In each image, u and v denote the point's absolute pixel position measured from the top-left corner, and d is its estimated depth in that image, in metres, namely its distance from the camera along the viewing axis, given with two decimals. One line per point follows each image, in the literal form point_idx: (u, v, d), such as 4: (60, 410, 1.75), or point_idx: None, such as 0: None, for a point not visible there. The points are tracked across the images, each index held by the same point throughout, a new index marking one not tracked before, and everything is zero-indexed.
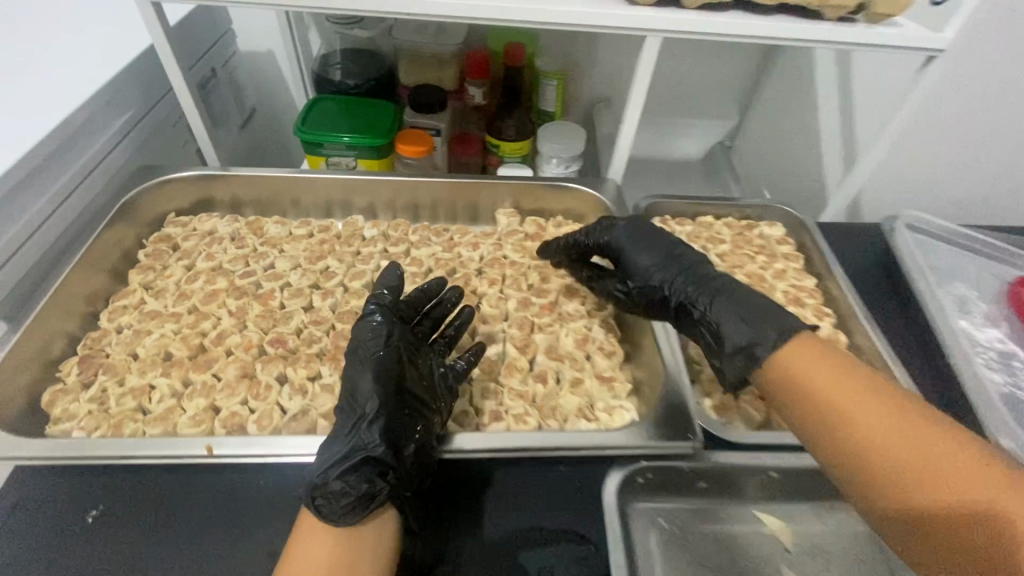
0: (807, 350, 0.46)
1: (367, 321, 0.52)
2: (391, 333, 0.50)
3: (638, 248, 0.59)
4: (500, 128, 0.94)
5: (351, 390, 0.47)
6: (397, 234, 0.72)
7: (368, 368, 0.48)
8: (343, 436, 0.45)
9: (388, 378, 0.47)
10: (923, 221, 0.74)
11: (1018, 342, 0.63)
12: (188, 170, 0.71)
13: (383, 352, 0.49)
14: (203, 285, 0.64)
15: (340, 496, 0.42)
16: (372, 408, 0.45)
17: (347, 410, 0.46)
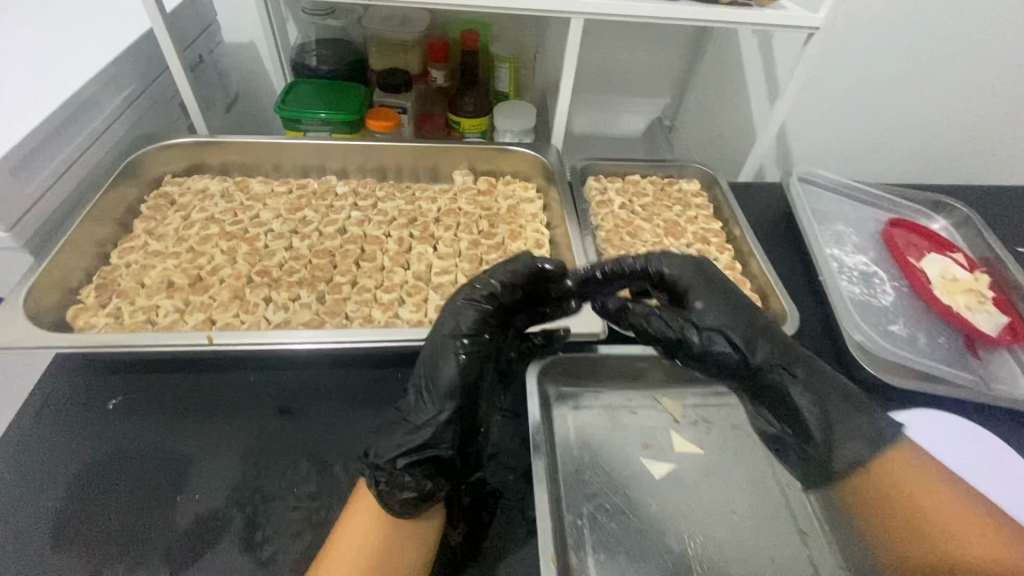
0: (920, 467, 0.49)
1: (464, 312, 0.50)
2: (479, 332, 0.50)
3: (714, 300, 0.52)
4: (459, 105, 1.05)
5: (431, 377, 0.49)
6: (365, 190, 0.84)
7: (449, 358, 0.48)
8: (416, 422, 0.48)
9: (468, 379, 0.48)
10: (813, 175, 0.89)
11: (879, 265, 0.76)
12: (183, 138, 0.82)
13: (464, 350, 0.49)
14: (198, 231, 0.75)
15: (404, 489, 0.47)
16: (448, 408, 0.47)
17: (425, 395, 0.49)
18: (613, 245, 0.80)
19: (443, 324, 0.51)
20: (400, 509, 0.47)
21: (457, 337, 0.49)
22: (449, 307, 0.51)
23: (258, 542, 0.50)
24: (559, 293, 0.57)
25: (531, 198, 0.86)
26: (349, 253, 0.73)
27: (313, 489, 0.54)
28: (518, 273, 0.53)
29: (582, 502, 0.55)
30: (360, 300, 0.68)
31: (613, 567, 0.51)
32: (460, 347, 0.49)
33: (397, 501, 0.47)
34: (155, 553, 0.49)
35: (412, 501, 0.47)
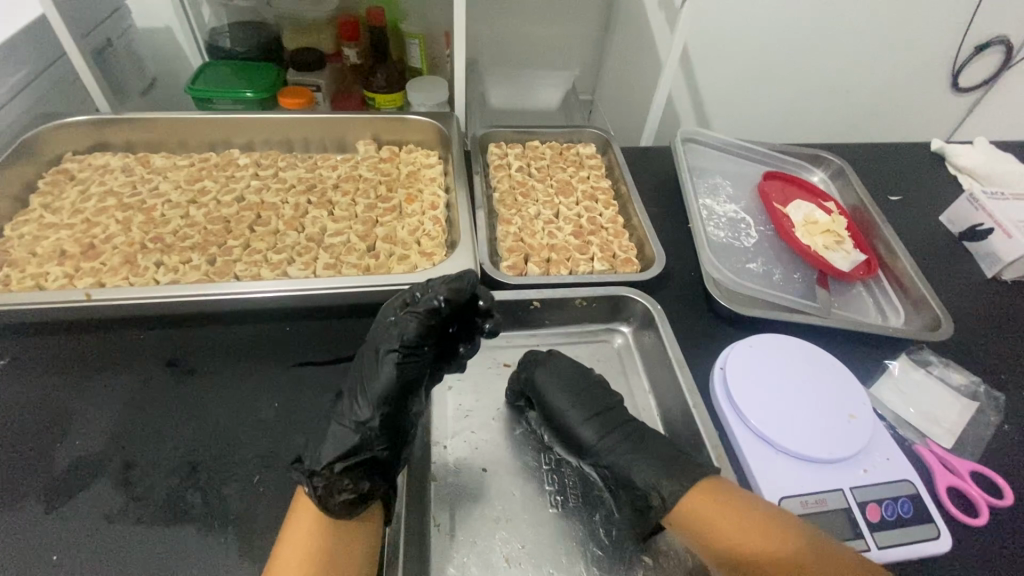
0: (719, 506, 0.46)
1: (396, 324, 0.51)
2: (410, 345, 0.50)
3: (557, 389, 0.56)
4: (372, 81, 1.08)
5: (364, 380, 0.50)
6: (268, 161, 0.87)
7: (376, 369, 0.50)
8: (349, 423, 0.48)
9: (395, 389, 0.49)
10: (699, 134, 0.95)
11: (747, 213, 0.84)
12: (80, 116, 0.83)
13: (390, 361, 0.50)
14: (94, 204, 0.77)
15: (342, 491, 0.46)
16: (376, 412, 0.48)
17: (357, 397, 0.50)
18: (505, 205, 0.84)
19: (378, 335, 0.52)
20: (338, 509, 0.45)
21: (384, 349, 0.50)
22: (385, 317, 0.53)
23: (132, 479, 0.53)
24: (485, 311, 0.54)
25: (432, 163, 0.90)
26: (244, 218, 0.76)
27: (191, 431, 0.58)
28: (442, 296, 0.51)
29: (449, 428, 0.60)
30: (249, 261, 0.71)
31: (470, 482, 0.56)
32: (387, 359, 0.50)
33: (336, 504, 0.45)
34: (30, 493, 0.52)
35: (350, 503, 0.46)
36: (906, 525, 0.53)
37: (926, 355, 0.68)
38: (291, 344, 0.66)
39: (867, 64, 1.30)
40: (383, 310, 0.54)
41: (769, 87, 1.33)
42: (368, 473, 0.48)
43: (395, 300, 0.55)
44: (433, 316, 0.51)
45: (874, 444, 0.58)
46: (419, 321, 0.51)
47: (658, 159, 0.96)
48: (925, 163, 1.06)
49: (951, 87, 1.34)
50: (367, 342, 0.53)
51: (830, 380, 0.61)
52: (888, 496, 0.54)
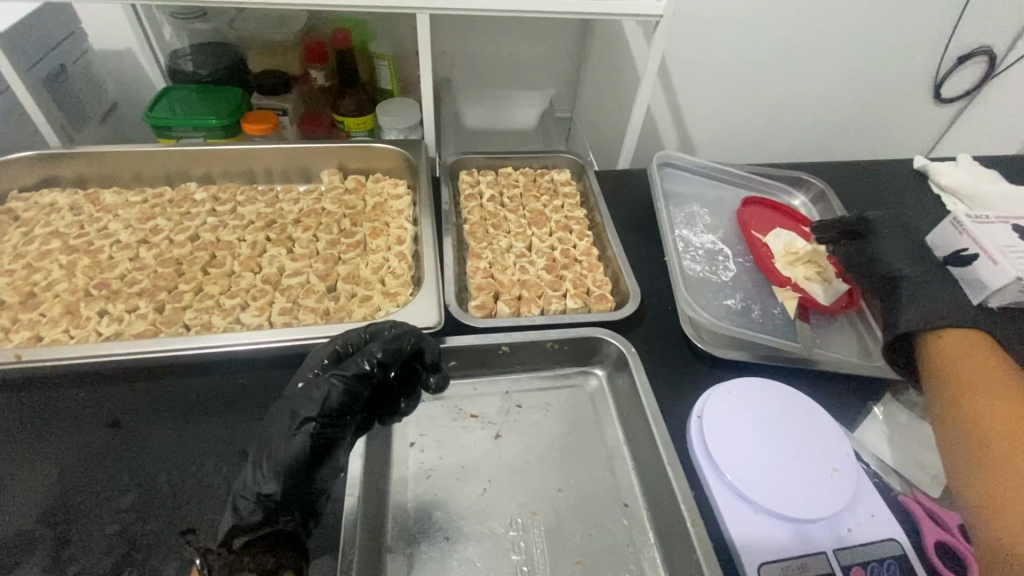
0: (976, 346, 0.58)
1: (318, 385, 0.45)
2: (331, 410, 0.45)
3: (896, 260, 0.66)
4: (339, 105, 1.04)
5: (269, 445, 0.44)
6: (225, 195, 0.83)
7: (284, 435, 0.44)
8: (247, 496, 0.44)
9: (305, 459, 0.44)
10: (676, 158, 0.92)
11: (725, 243, 0.82)
12: (25, 151, 0.79)
13: (303, 428, 0.44)
14: (38, 246, 0.73)
15: (242, 570, 0.42)
16: (280, 485, 0.43)
17: (260, 462, 0.44)
18: (475, 237, 0.80)
19: (294, 393, 0.46)
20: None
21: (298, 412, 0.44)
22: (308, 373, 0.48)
23: (63, 561, 0.49)
24: (429, 361, 0.52)
25: (400, 194, 0.86)
26: (197, 259, 0.73)
27: (131, 503, 0.53)
28: (376, 354, 0.48)
29: (410, 490, 0.56)
30: (200, 307, 0.67)
31: (430, 552, 0.52)
32: (302, 426, 0.44)
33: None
34: None
35: None
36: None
37: (911, 394, 0.66)
38: (237, 401, 0.60)
39: (848, 77, 1.28)
40: (308, 361, 0.49)
41: (750, 101, 1.31)
42: (275, 546, 0.44)
43: (320, 352, 0.50)
44: (365, 379, 0.47)
45: (858, 499, 0.55)
46: (344, 384, 0.45)
47: (635, 183, 0.92)
48: (908, 181, 1.04)
49: (933, 98, 1.33)
50: (281, 397, 0.47)
51: (810, 430, 0.59)
52: (874, 558, 0.51)
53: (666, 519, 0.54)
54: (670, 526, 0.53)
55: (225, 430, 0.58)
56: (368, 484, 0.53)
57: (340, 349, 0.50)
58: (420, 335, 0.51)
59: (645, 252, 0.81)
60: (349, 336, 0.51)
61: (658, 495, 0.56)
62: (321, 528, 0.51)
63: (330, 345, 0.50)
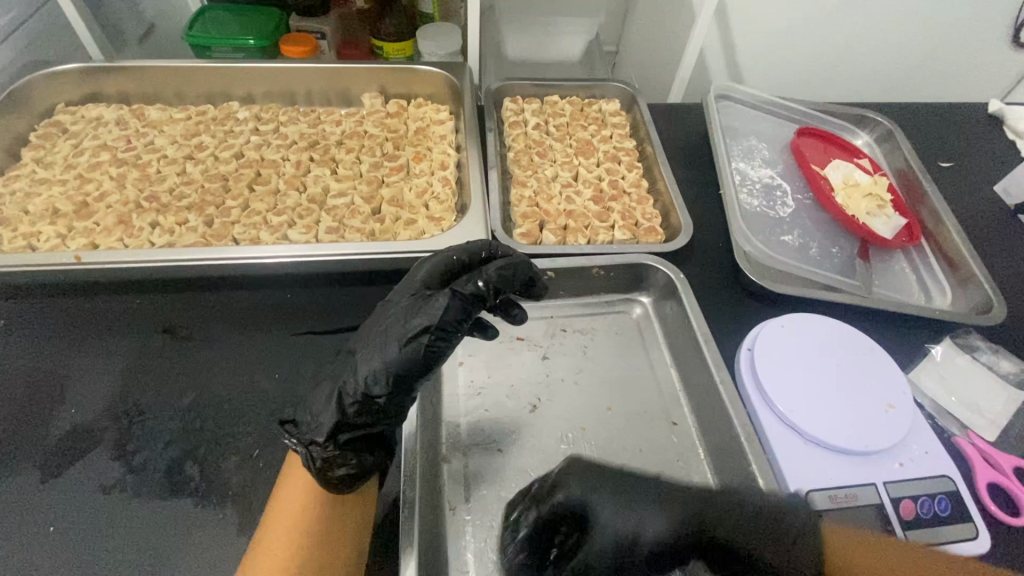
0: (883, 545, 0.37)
1: (437, 299, 0.44)
2: (446, 326, 0.44)
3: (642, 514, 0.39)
4: (380, 27, 0.99)
5: (378, 348, 0.43)
6: (267, 115, 0.81)
7: (397, 341, 0.43)
8: (352, 395, 0.43)
9: (416, 369, 0.43)
10: (733, 90, 0.87)
11: (784, 178, 0.78)
12: (70, 63, 0.78)
13: (420, 339, 0.43)
14: (88, 159, 0.73)
15: (344, 465, 0.44)
16: (387, 392, 0.43)
17: (367, 363, 0.43)
18: (520, 165, 0.78)
19: (409, 303, 0.45)
20: (341, 484, 0.45)
21: (415, 323, 0.43)
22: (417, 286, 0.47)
23: (129, 451, 0.51)
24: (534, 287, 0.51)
25: (442, 119, 0.83)
26: (242, 176, 0.73)
27: (187, 402, 0.55)
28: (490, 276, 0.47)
29: (460, 407, 0.57)
30: (248, 223, 0.67)
31: (481, 463, 0.53)
32: (419, 336, 0.43)
33: (336, 478, 0.44)
34: (27, 461, 0.50)
35: (352, 477, 0.45)
36: (943, 525, 0.49)
37: (974, 340, 0.63)
38: (288, 316, 0.62)
39: (919, 15, 1.17)
40: (415, 275, 0.49)
41: (812, 38, 1.22)
42: (368, 447, 0.46)
43: (425, 270, 0.49)
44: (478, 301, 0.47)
45: (912, 435, 0.54)
46: (462, 302, 0.45)
47: (688, 117, 0.88)
48: (978, 127, 0.97)
49: (1010, 42, 1.21)
50: (391, 305, 0.47)
51: (869, 364, 0.57)
52: (926, 493, 0.50)
53: (717, 441, 0.54)
54: (721, 448, 0.53)
55: (275, 345, 0.60)
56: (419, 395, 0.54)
57: (444, 270, 0.50)
58: (529, 266, 0.51)
59: (698, 187, 0.77)
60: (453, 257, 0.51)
61: (708, 422, 0.55)
62: None
63: (435, 263, 0.50)
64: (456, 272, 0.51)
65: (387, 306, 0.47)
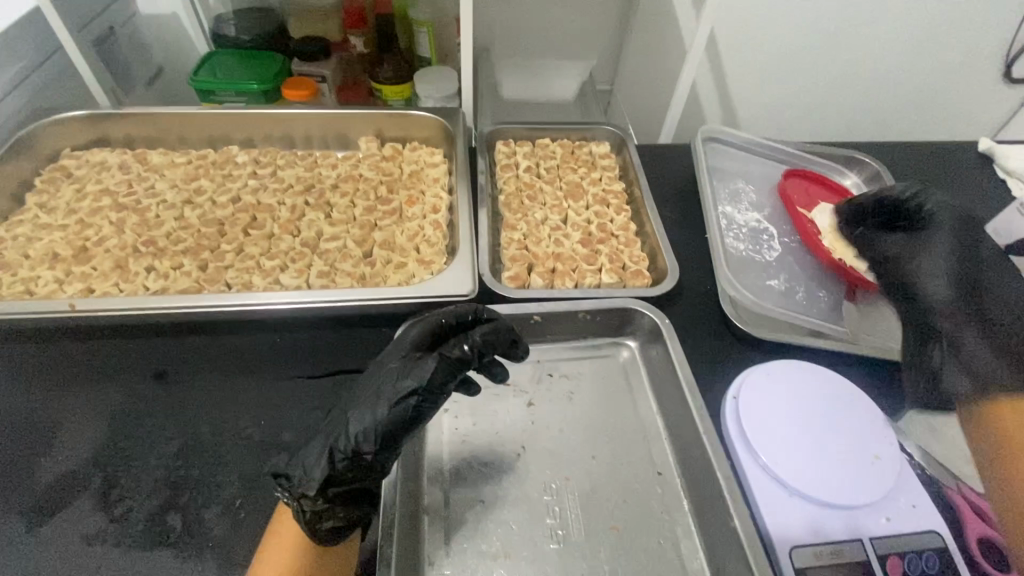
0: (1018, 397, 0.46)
1: (425, 361, 0.46)
2: (434, 388, 0.45)
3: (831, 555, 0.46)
4: (378, 71, 1.03)
5: (369, 406, 0.44)
6: (266, 159, 0.84)
7: (386, 399, 0.44)
8: (343, 451, 0.44)
9: (403, 427, 0.44)
10: (721, 133, 0.88)
11: (770, 221, 0.79)
12: (77, 111, 0.81)
13: (408, 399, 0.44)
14: (89, 204, 0.75)
15: (330, 518, 0.47)
16: (376, 449, 0.44)
17: (359, 421, 0.44)
18: (510, 208, 0.79)
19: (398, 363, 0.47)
20: (325, 535, 0.47)
21: (404, 384, 0.44)
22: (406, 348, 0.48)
23: (112, 500, 0.52)
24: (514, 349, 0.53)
25: (435, 162, 0.85)
26: (238, 221, 0.74)
27: (174, 448, 0.55)
28: (475, 341, 0.49)
29: (444, 455, 0.57)
30: (241, 267, 0.69)
31: (465, 513, 0.53)
32: (406, 397, 0.44)
33: (323, 529, 0.47)
34: (11, 510, 0.51)
35: (337, 527, 0.47)
36: None
37: None
38: (278, 361, 0.62)
39: (909, 55, 1.19)
40: (406, 336, 0.50)
41: (802, 78, 1.24)
42: (353, 499, 0.48)
43: (417, 330, 0.50)
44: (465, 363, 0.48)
45: (900, 488, 0.53)
46: (447, 364, 0.46)
47: (676, 160, 0.89)
48: (968, 166, 0.98)
49: (1002, 79, 1.23)
50: (382, 366, 0.48)
51: (856, 411, 0.57)
52: (913, 549, 0.49)
53: (702, 490, 0.54)
54: (707, 497, 0.53)
55: (263, 390, 0.60)
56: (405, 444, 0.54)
57: (433, 332, 0.51)
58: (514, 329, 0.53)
59: (686, 229, 0.78)
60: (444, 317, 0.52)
61: (694, 472, 0.55)
62: None
63: (425, 323, 0.51)
64: (444, 332, 0.52)
65: (379, 366, 0.48)
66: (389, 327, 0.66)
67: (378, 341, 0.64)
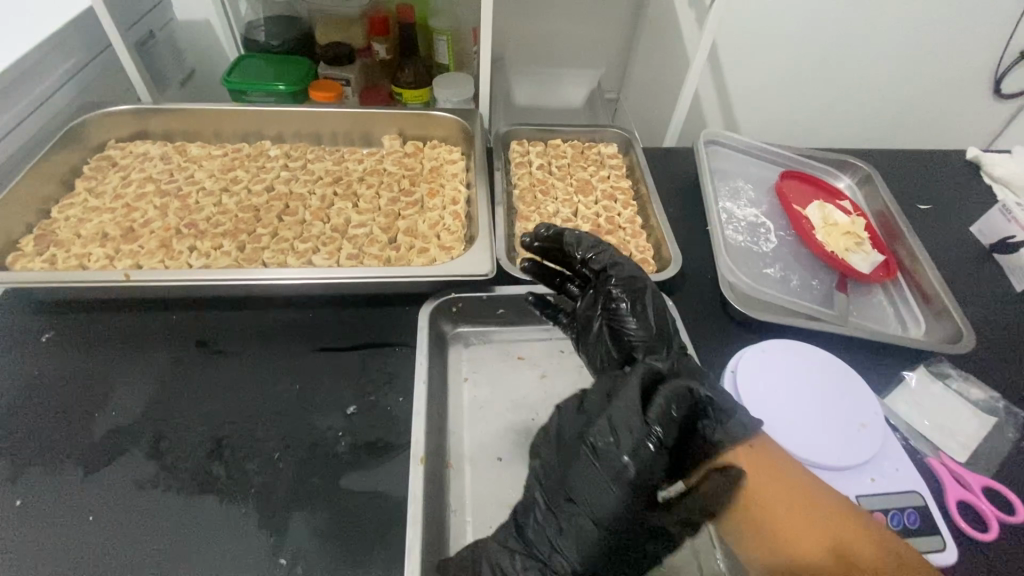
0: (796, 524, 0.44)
1: (651, 459, 0.40)
2: (647, 472, 0.40)
3: None
4: (400, 75, 1.09)
5: (590, 498, 0.40)
6: (297, 153, 0.90)
7: (605, 532, 0.40)
8: (562, 544, 0.40)
9: (616, 552, 0.40)
10: (721, 136, 0.94)
11: (767, 217, 0.84)
12: (123, 106, 0.87)
13: (626, 519, 0.39)
14: (134, 190, 0.81)
15: None
16: (599, 547, 0.40)
17: (580, 515, 0.40)
18: (524, 202, 0.85)
19: (603, 451, 0.41)
20: None
21: (622, 500, 0.39)
22: (624, 442, 0.40)
23: (161, 451, 0.56)
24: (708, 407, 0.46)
25: (455, 159, 0.91)
26: (272, 208, 0.80)
27: (217, 408, 0.60)
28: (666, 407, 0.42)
29: (464, 420, 0.62)
30: (276, 248, 0.74)
31: (485, 471, 0.58)
32: (624, 517, 0.39)
33: None
34: (70, 458, 0.56)
35: None
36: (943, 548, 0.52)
37: (945, 368, 0.67)
38: (312, 334, 0.68)
39: (903, 67, 1.26)
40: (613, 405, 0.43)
41: (800, 90, 1.31)
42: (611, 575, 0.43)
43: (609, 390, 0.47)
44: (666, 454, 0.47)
45: (884, 454, 0.58)
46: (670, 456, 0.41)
47: (679, 161, 0.96)
48: (957, 172, 1.03)
49: (991, 93, 1.29)
50: (589, 453, 0.41)
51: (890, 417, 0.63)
52: (896, 506, 0.54)
53: None
54: None
55: (298, 358, 0.65)
56: (431, 408, 0.59)
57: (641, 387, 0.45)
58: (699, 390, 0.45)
59: (688, 224, 0.84)
60: (648, 375, 0.46)
61: None
62: (393, 438, 0.59)
63: (634, 403, 0.42)
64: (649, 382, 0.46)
65: (579, 445, 0.43)
66: (413, 307, 0.71)
67: (403, 318, 0.70)
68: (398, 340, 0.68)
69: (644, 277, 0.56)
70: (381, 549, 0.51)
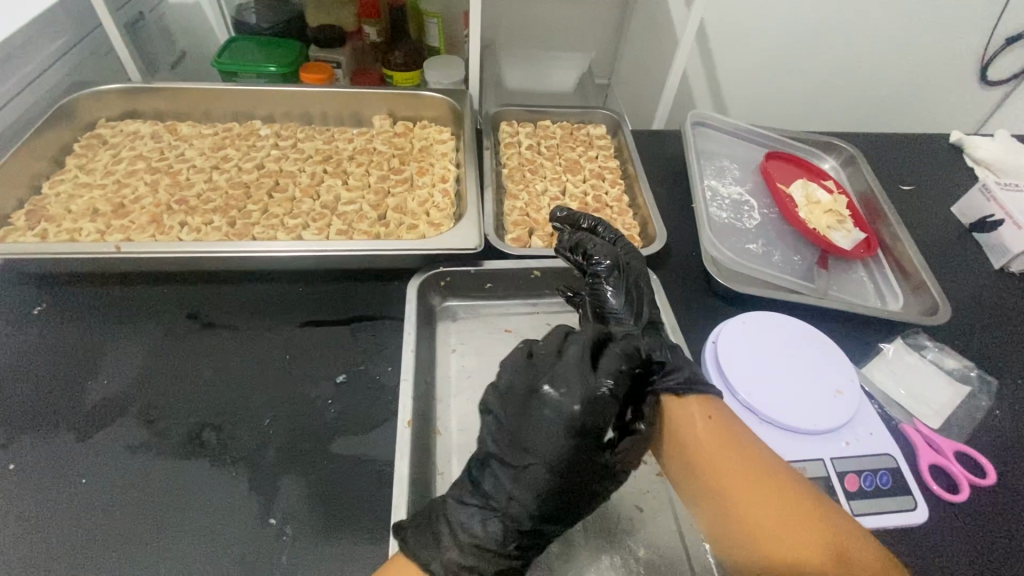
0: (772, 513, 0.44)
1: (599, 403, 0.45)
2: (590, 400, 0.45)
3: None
4: (391, 58, 1.09)
5: (540, 424, 0.45)
6: (287, 133, 0.90)
7: (552, 455, 0.44)
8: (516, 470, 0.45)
9: (571, 492, 0.45)
10: (708, 117, 0.96)
11: (752, 196, 0.86)
12: (113, 85, 0.87)
13: (580, 453, 0.45)
14: (125, 167, 0.82)
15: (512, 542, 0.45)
16: (547, 469, 0.44)
17: (532, 441, 0.45)
18: (513, 180, 0.86)
19: (557, 394, 0.45)
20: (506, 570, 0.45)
21: (576, 434, 0.45)
22: (575, 385, 0.46)
23: (153, 418, 0.57)
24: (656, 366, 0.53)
25: (445, 139, 0.92)
26: (263, 185, 0.81)
27: (208, 377, 0.61)
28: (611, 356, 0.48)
29: (451, 389, 0.63)
30: (267, 224, 0.75)
31: (472, 437, 0.60)
32: (574, 453, 0.44)
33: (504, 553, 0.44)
34: (62, 424, 0.57)
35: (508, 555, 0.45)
36: (913, 509, 0.54)
37: (921, 339, 0.69)
38: (301, 307, 0.69)
39: (890, 53, 1.27)
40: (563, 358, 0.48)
41: (789, 75, 1.32)
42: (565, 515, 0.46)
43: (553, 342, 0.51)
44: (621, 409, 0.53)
45: (859, 420, 0.60)
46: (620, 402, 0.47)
47: (667, 142, 0.97)
48: (940, 155, 1.05)
49: (977, 80, 1.31)
50: (546, 398, 0.45)
51: (867, 389, 0.64)
52: (869, 468, 0.56)
53: None
54: None
55: (288, 329, 0.66)
56: (419, 376, 0.61)
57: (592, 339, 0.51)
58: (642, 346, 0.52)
59: (675, 203, 0.85)
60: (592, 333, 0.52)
61: None
62: (382, 405, 0.60)
63: (579, 355, 0.48)
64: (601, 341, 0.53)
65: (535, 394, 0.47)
66: (402, 281, 0.72)
67: (393, 292, 0.71)
68: (387, 313, 0.69)
69: (637, 264, 0.61)
70: (369, 509, 0.53)
